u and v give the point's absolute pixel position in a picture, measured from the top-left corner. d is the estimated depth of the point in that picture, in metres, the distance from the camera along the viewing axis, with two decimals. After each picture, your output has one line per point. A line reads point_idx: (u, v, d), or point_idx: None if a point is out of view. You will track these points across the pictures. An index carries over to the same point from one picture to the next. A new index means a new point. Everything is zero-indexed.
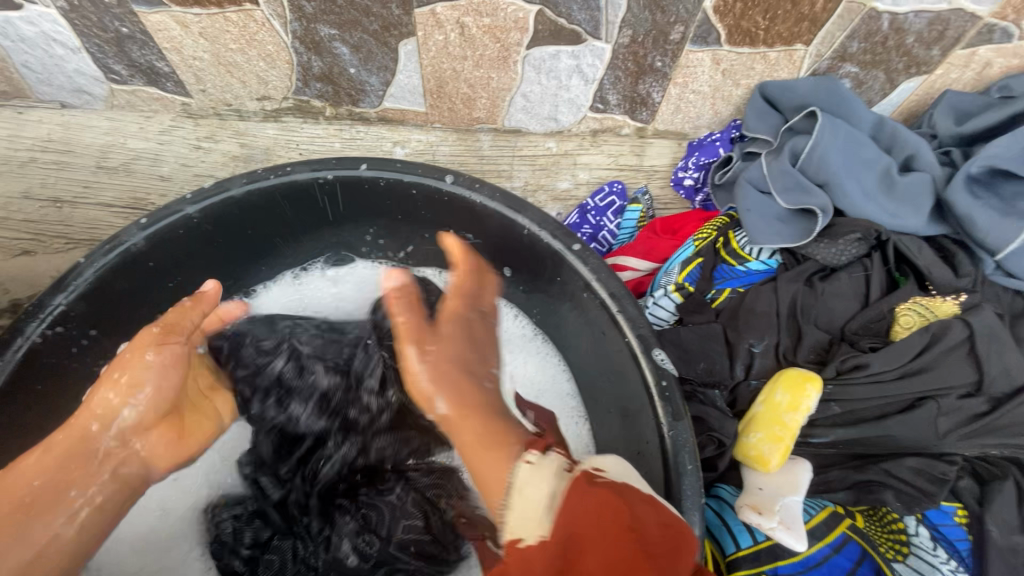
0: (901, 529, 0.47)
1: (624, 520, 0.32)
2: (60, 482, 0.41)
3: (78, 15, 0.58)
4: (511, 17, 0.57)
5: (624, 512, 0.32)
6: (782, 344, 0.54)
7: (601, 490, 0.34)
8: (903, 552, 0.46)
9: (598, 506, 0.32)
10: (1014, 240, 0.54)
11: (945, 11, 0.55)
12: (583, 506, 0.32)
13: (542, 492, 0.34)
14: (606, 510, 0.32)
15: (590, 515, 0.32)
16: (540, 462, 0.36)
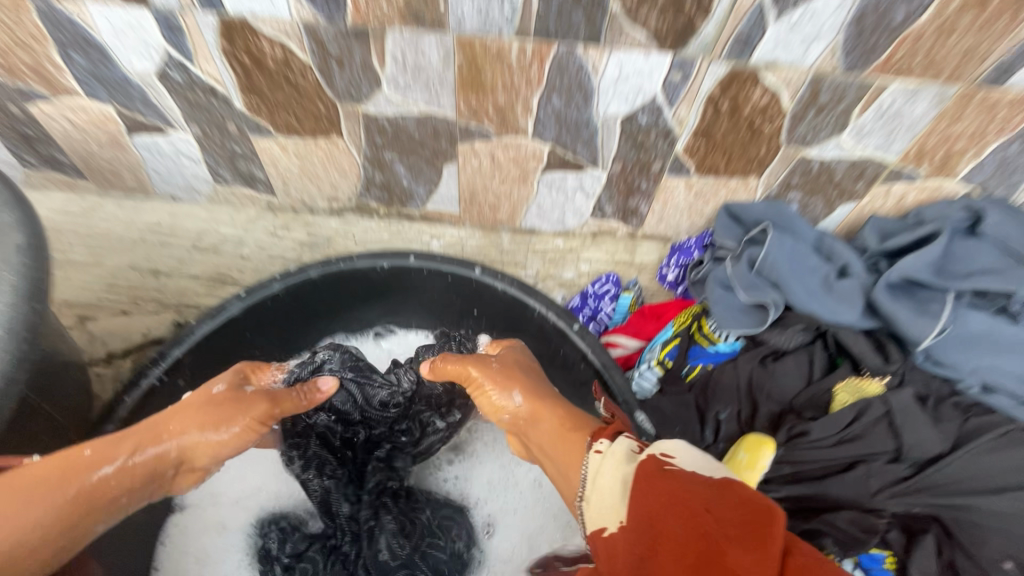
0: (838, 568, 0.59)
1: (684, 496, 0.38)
2: (122, 484, 0.52)
3: (208, 139, 0.78)
4: (531, 151, 0.76)
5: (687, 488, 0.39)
6: (743, 413, 0.66)
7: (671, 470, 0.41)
8: None
9: (667, 487, 0.39)
10: (931, 335, 0.68)
11: (860, 157, 0.73)
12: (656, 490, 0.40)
13: (614, 481, 0.43)
14: (668, 507, 0.38)
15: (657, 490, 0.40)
16: (610, 451, 0.46)
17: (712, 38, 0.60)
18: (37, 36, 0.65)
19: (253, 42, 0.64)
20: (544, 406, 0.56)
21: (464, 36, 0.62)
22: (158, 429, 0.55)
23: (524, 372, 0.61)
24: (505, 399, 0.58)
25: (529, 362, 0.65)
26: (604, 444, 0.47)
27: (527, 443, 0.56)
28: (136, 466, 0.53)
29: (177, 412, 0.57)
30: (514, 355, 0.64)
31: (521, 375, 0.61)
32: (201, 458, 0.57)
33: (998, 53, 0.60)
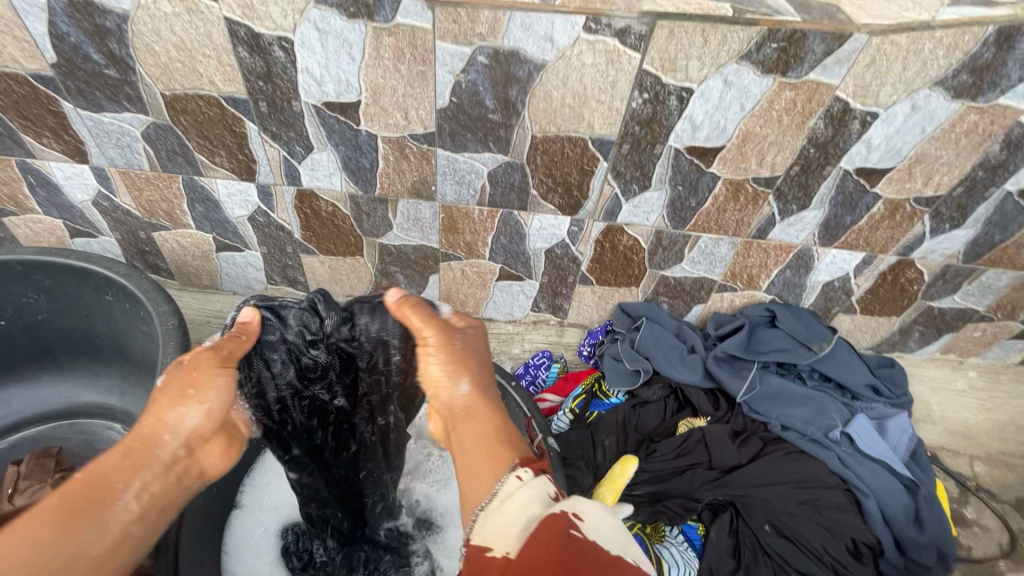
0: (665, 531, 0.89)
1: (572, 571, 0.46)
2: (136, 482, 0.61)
3: (271, 255, 1.16)
4: (488, 268, 1.15)
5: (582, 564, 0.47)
6: (621, 440, 1.01)
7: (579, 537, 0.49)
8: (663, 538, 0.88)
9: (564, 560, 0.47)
10: (743, 390, 1.06)
11: (698, 276, 1.15)
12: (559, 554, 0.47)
13: (524, 517, 0.53)
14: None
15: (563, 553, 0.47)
16: (529, 481, 0.58)
17: (592, 209, 1.02)
18: (177, 194, 1.04)
19: (315, 202, 1.04)
20: (480, 406, 0.68)
21: (446, 204, 1.03)
22: (156, 429, 0.64)
23: (476, 360, 0.71)
24: (454, 384, 0.69)
25: (474, 342, 0.74)
26: (525, 473, 0.59)
27: (451, 425, 0.68)
28: (133, 460, 0.61)
29: (155, 401, 0.65)
30: (475, 341, 0.74)
31: (467, 361, 0.71)
32: (203, 424, 0.66)
33: (756, 220, 1.03)
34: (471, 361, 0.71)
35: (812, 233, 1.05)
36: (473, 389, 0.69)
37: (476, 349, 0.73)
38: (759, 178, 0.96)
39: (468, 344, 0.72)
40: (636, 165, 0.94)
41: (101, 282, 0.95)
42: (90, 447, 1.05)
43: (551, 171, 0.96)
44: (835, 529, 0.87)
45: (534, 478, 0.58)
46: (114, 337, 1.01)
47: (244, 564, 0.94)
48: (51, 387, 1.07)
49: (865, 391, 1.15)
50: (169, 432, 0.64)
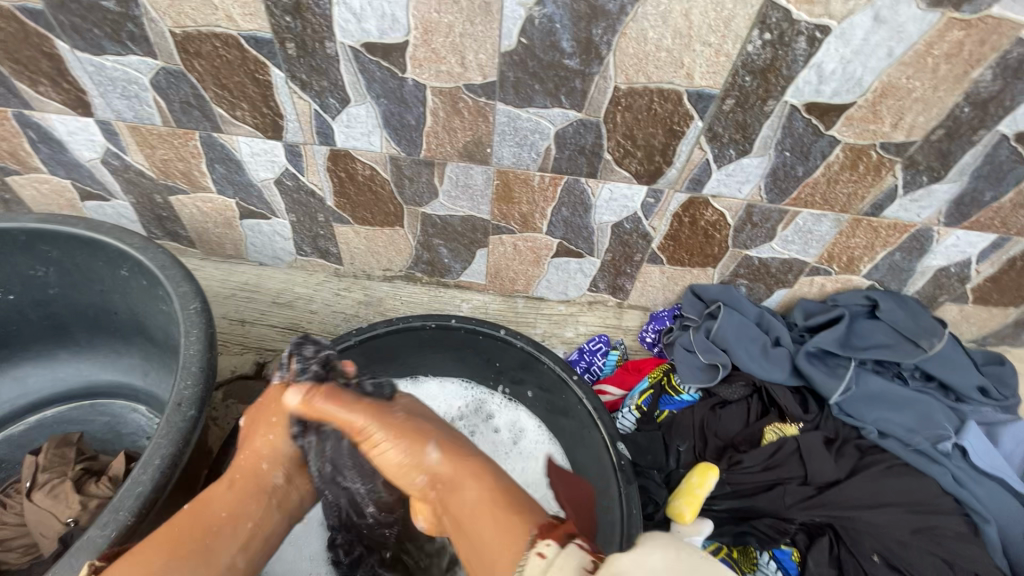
0: (754, 556, 0.79)
1: None
2: (244, 513, 0.64)
3: (299, 224, 1.03)
4: (544, 243, 1.01)
5: None
6: (698, 447, 0.89)
7: None
8: (752, 566, 0.78)
9: None
10: (838, 392, 0.93)
11: (787, 257, 0.99)
12: None
13: None
14: None
15: None
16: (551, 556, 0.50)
17: (675, 178, 0.86)
18: (194, 153, 0.91)
19: (350, 165, 0.90)
20: (461, 470, 0.62)
21: (502, 169, 0.88)
22: (255, 460, 0.67)
23: (424, 427, 0.65)
24: (418, 456, 0.62)
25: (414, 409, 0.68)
26: (549, 549, 0.51)
27: (441, 506, 0.62)
28: (239, 490, 0.65)
29: (251, 435, 0.68)
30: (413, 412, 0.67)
31: (418, 428, 0.65)
32: (289, 452, 0.68)
33: (873, 194, 0.86)
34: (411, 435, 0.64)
35: (938, 211, 0.87)
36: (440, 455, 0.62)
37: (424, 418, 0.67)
38: (889, 144, 0.78)
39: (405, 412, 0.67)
40: (737, 125, 0.77)
41: (113, 255, 0.84)
42: (114, 431, 0.97)
43: (633, 132, 0.80)
44: (956, 564, 0.75)
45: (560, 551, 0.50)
46: (133, 316, 0.91)
47: (284, 564, 0.81)
48: (71, 365, 0.99)
49: (973, 394, 0.99)
50: (271, 459, 0.67)
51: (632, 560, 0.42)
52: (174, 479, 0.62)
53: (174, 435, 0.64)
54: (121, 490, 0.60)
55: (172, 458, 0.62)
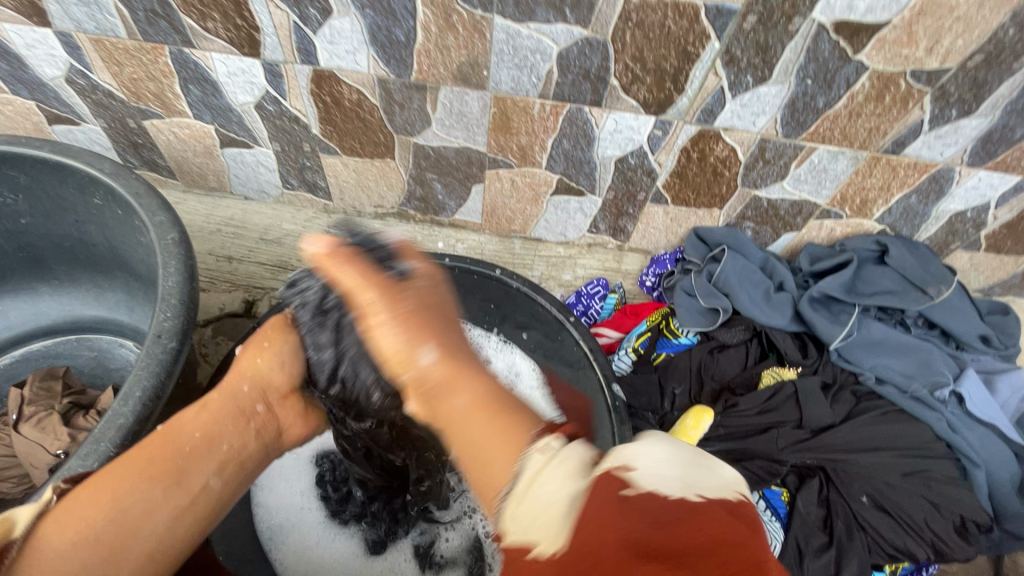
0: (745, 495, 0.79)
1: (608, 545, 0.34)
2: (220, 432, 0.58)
3: (284, 154, 0.97)
4: (542, 179, 0.96)
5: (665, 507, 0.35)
6: (693, 390, 0.89)
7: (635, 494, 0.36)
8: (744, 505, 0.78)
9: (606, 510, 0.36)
10: (839, 337, 0.91)
11: (798, 198, 0.94)
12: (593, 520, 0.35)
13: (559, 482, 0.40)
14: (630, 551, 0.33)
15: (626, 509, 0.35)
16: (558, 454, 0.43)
17: (685, 108, 0.80)
18: (166, 72, 0.84)
19: (335, 87, 0.83)
20: (457, 375, 0.53)
21: (499, 95, 0.81)
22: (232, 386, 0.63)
23: (434, 315, 0.59)
24: (415, 352, 0.55)
25: (423, 296, 0.60)
26: (552, 442, 0.44)
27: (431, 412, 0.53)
28: (215, 411, 0.59)
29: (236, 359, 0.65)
30: (434, 290, 0.62)
31: (424, 319, 0.58)
32: (273, 377, 0.65)
33: (897, 129, 0.80)
34: (408, 324, 0.57)
35: (962, 149, 0.82)
36: (434, 359, 0.55)
37: (439, 310, 0.61)
38: (920, 72, 0.72)
39: (416, 296, 0.60)
40: (757, 46, 0.71)
41: (85, 182, 0.79)
42: (102, 366, 0.96)
43: (643, 54, 0.73)
44: (943, 506, 0.76)
45: (564, 444, 0.44)
46: (112, 248, 0.87)
47: (275, 497, 0.78)
48: (53, 299, 0.96)
49: (976, 343, 0.97)
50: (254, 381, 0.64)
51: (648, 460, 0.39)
52: (156, 411, 0.60)
53: (155, 367, 0.61)
54: (102, 421, 0.58)
55: (153, 390, 0.60)
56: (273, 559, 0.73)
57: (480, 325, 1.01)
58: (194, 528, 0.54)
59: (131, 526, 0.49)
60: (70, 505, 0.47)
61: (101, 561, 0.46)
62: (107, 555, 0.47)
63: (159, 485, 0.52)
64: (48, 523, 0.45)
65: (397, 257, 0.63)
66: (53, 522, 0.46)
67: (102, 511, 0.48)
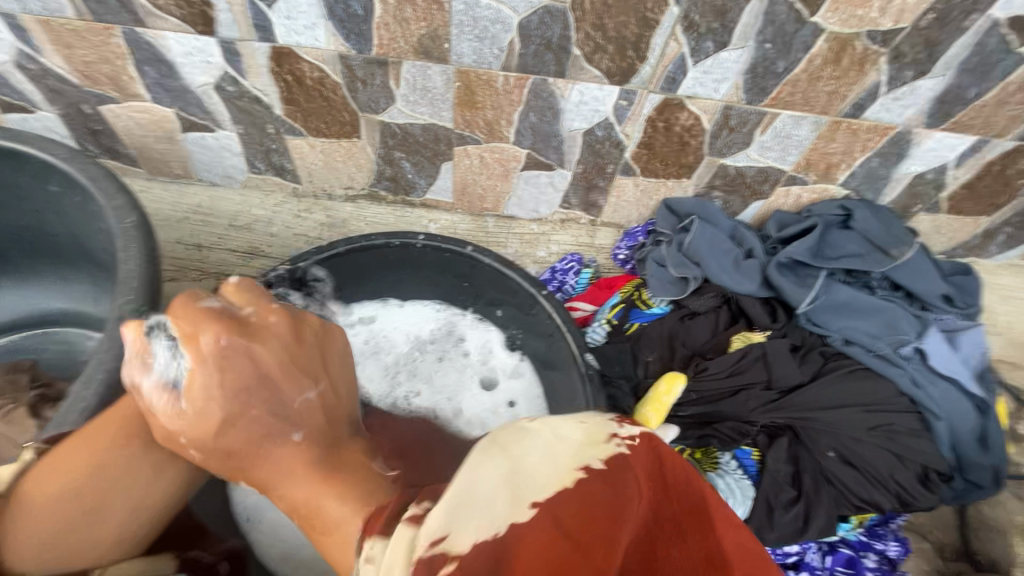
0: (715, 456, 0.81)
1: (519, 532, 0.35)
2: None
3: (248, 137, 0.95)
4: (511, 154, 0.96)
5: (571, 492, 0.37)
6: (665, 357, 0.90)
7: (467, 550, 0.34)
8: (714, 465, 0.80)
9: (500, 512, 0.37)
10: (806, 301, 0.93)
11: (764, 165, 0.95)
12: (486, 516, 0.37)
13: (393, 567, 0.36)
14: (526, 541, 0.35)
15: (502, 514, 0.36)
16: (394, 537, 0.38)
17: (648, 76, 0.80)
18: (119, 53, 0.81)
19: (295, 65, 0.82)
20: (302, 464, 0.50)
21: (463, 68, 0.81)
22: (177, 378, 0.59)
23: (252, 380, 0.50)
24: (280, 425, 0.51)
25: (250, 340, 0.51)
26: (374, 548, 0.39)
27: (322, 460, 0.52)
28: None
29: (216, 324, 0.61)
30: (285, 334, 0.54)
31: (242, 374, 0.50)
32: None
33: (856, 91, 0.81)
34: (209, 390, 0.48)
35: (920, 111, 0.83)
36: (295, 446, 0.51)
37: (321, 346, 0.57)
38: (875, 32, 0.73)
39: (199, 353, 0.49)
40: (716, 11, 0.71)
41: (40, 168, 0.76)
42: (71, 359, 0.94)
43: (603, 21, 0.73)
44: (906, 457, 0.79)
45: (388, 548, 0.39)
46: (73, 237, 0.85)
47: None
48: (17, 292, 0.94)
49: (938, 302, 1.00)
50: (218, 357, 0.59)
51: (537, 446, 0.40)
52: (121, 394, 0.59)
53: (118, 350, 0.60)
54: (64, 404, 0.57)
55: (116, 372, 0.59)
56: (250, 540, 0.74)
57: (455, 305, 0.99)
58: (170, 494, 0.56)
59: (107, 494, 0.52)
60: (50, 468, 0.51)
61: (77, 516, 0.51)
62: (86, 510, 0.51)
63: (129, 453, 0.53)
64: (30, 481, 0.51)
65: (174, 328, 0.51)
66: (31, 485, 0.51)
67: (75, 475, 0.51)
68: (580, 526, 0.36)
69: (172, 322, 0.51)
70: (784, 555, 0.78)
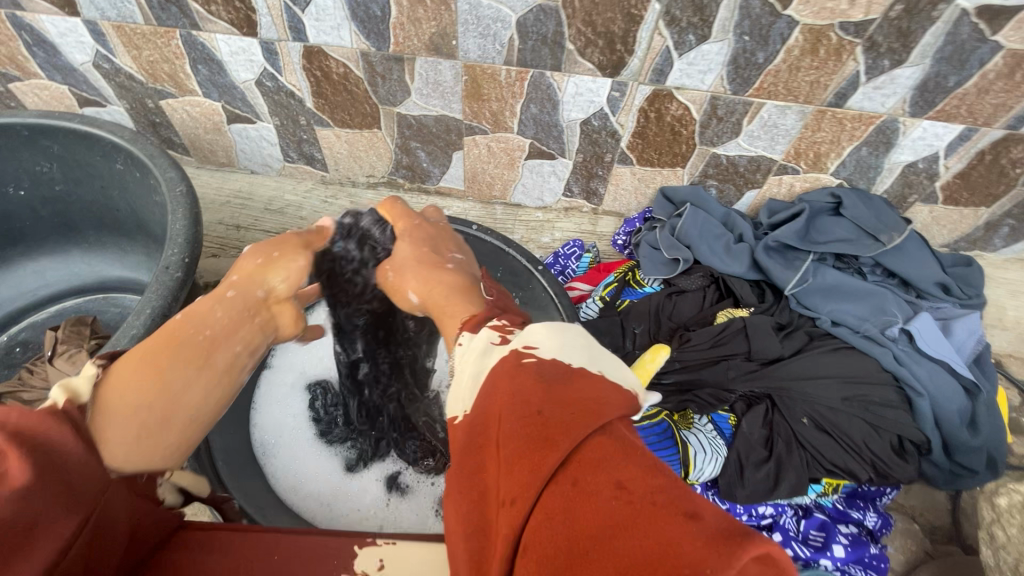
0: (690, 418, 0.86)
1: (524, 400, 0.39)
2: (234, 326, 0.57)
3: (283, 128, 1.08)
4: (516, 144, 1.04)
5: (570, 375, 0.41)
6: (652, 330, 0.95)
7: (530, 365, 0.43)
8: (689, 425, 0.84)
9: (506, 381, 0.42)
10: (794, 282, 0.97)
11: (755, 154, 1.00)
12: (497, 382, 0.43)
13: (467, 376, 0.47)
14: (525, 403, 0.39)
15: (515, 376, 0.42)
16: (467, 344, 0.51)
17: (638, 69, 0.88)
18: (177, 53, 0.95)
19: (324, 62, 0.93)
20: (452, 287, 0.62)
21: (469, 63, 0.90)
22: (207, 310, 0.56)
23: (429, 245, 0.70)
24: (444, 257, 0.68)
25: (440, 234, 0.73)
26: (464, 338, 0.52)
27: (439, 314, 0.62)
28: (234, 297, 0.59)
29: (243, 263, 0.62)
30: (421, 227, 0.72)
31: (442, 240, 0.72)
32: (279, 286, 0.63)
33: (836, 81, 0.86)
34: (415, 249, 0.70)
35: (902, 99, 0.87)
36: (453, 272, 0.65)
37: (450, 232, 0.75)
38: (848, 24, 0.78)
39: (397, 225, 0.74)
40: (694, 6, 0.78)
41: (108, 148, 0.90)
42: (125, 320, 1.07)
43: (592, 17, 0.81)
44: (881, 427, 0.81)
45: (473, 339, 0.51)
46: (132, 211, 0.98)
47: (271, 417, 0.88)
48: (86, 260, 1.09)
49: (933, 290, 1.02)
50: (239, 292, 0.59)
51: (555, 341, 0.45)
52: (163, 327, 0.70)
53: (164, 291, 0.72)
54: (118, 333, 0.69)
55: (160, 309, 0.71)
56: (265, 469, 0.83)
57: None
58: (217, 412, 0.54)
59: (165, 409, 0.49)
60: (117, 377, 0.48)
61: (154, 424, 0.48)
62: (160, 421, 0.49)
63: (204, 375, 0.53)
64: (107, 386, 0.47)
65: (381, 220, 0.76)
66: (114, 385, 0.48)
67: (145, 390, 0.48)
68: (578, 405, 0.38)
69: (393, 212, 0.75)
70: (758, 518, 0.81)
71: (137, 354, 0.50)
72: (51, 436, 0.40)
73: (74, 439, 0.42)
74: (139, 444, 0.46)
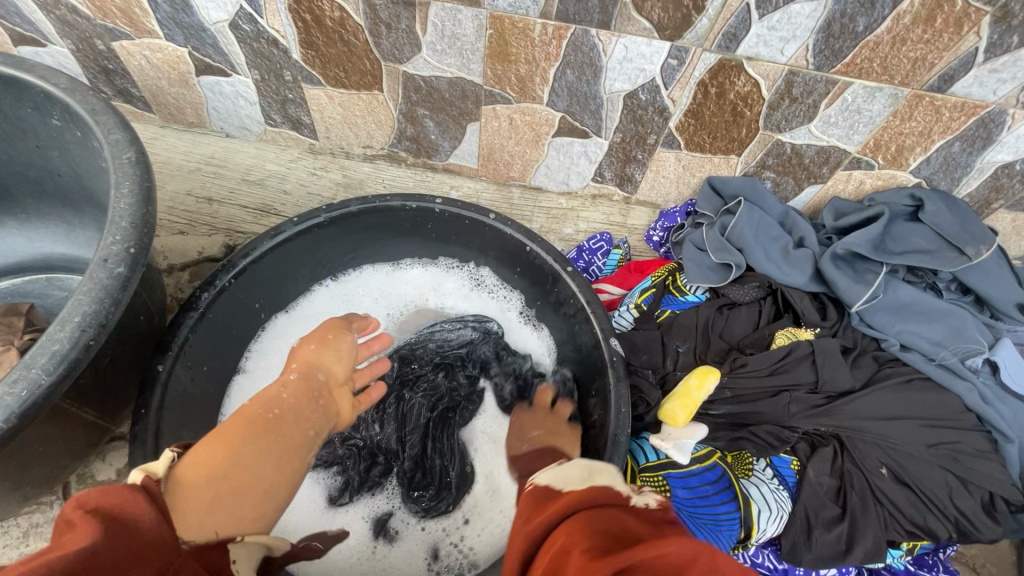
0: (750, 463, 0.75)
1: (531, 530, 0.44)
2: (298, 404, 0.55)
3: (264, 84, 0.90)
4: (544, 117, 0.88)
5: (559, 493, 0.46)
6: (698, 348, 0.83)
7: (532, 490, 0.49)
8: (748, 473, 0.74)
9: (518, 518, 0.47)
10: (863, 299, 0.82)
11: (827, 144, 0.85)
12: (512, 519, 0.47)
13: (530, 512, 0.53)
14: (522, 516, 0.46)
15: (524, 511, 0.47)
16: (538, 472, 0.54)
17: (705, 31, 0.70)
18: None
19: (315, 2, 0.75)
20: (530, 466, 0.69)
21: (496, 13, 0.72)
22: (274, 396, 0.55)
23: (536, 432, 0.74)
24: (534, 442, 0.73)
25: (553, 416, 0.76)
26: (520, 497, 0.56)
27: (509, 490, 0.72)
28: (297, 379, 0.58)
29: (301, 350, 0.62)
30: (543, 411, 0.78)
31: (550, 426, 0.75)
32: (336, 367, 0.62)
33: (944, 62, 0.70)
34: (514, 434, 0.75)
35: (1020, 86, 0.72)
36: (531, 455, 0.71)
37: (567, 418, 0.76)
38: None
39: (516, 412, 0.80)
40: None
41: (41, 98, 0.72)
42: None
43: None
44: (969, 481, 0.72)
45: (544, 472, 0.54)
46: (76, 177, 0.80)
47: None
48: (25, 234, 0.91)
49: (1013, 312, 0.89)
50: (306, 371, 0.59)
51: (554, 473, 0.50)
52: (100, 339, 0.55)
53: (100, 291, 0.56)
54: (37, 344, 0.53)
55: (94, 315, 0.55)
56: None
57: (450, 259, 0.94)
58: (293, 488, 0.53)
59: (245, 481, 0.49)
60: (199, 452, 0.49)
61: (230, 491, 0.48)
62: (236, 490, 0.48)
63: (273, 452, 0.51)
64: (181, 465, 0.48)
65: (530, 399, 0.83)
66: (189, 463, 0.48)
67: (223, 458, 0.49)
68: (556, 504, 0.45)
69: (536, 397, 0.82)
70: None
71: (218, 430, 0.51)
72: (128, 506, 0.41)
73: (152, 510, 0.42)
74: (206, 510, 0.46)
